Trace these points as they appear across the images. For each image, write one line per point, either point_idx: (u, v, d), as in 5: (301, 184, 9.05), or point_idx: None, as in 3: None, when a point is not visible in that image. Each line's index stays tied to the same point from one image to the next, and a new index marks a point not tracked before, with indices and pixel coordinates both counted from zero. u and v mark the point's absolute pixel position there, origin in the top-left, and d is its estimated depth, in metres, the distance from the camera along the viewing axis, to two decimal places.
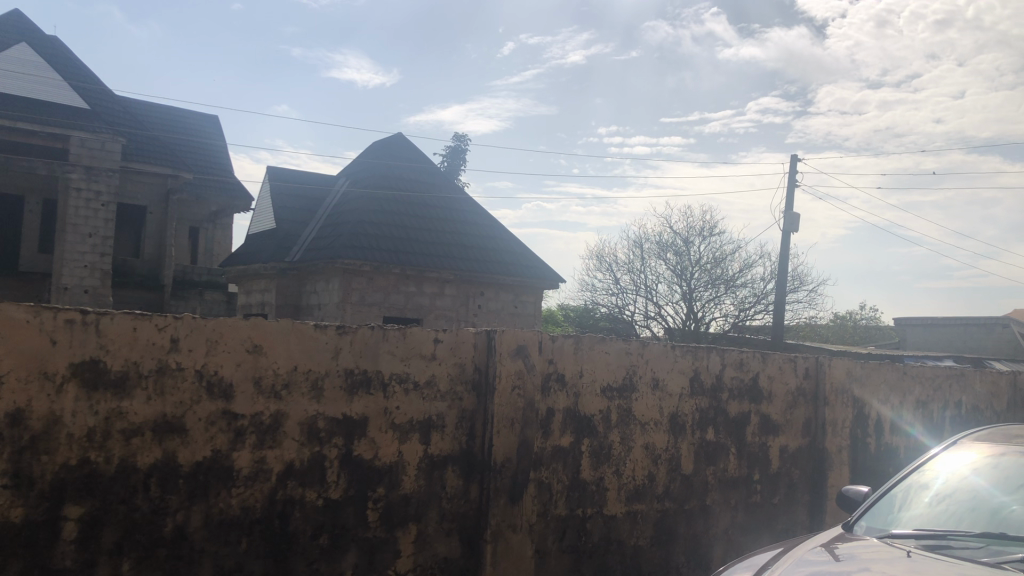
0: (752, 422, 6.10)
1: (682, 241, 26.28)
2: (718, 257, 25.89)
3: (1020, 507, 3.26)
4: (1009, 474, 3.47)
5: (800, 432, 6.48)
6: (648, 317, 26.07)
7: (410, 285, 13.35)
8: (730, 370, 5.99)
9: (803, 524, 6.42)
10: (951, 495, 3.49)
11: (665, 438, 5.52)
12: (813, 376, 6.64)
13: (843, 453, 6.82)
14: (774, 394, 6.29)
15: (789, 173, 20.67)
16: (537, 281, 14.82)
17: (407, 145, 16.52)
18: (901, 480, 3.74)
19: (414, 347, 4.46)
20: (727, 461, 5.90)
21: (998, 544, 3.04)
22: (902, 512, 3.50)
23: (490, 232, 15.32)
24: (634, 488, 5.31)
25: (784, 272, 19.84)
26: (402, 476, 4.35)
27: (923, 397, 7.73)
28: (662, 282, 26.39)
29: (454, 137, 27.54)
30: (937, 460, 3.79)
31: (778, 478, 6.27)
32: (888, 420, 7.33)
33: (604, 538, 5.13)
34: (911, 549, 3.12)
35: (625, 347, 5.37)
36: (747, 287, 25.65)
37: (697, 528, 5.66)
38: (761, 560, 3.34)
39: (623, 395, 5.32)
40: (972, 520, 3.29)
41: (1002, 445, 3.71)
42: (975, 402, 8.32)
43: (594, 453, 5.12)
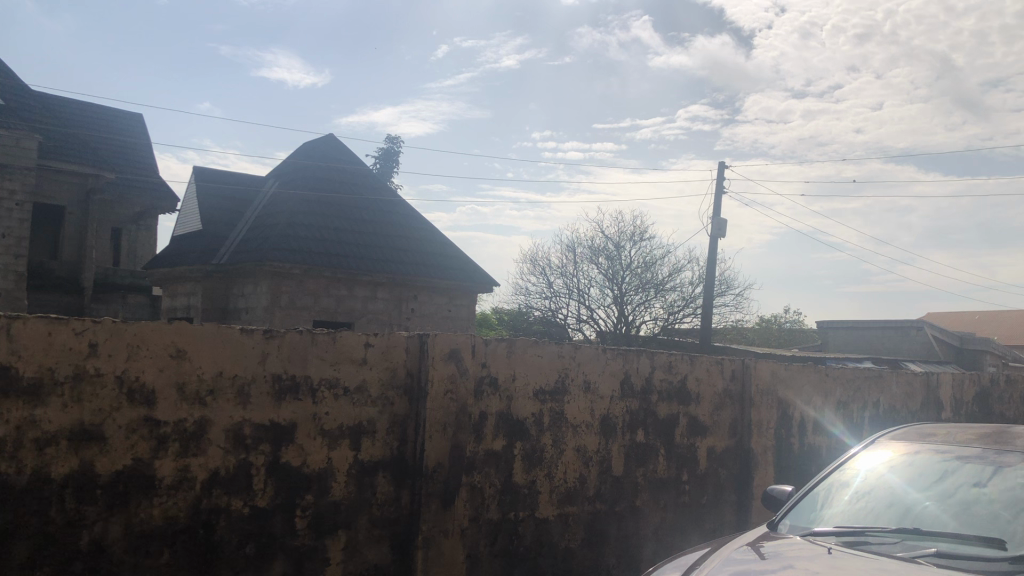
0: (681, 423, 6.20)
1: (613, 245, 26.63)
2: (649, 261, 26.33)
3: (933, 503, 3.39)
4: (922, 472, 3.60)
5: (727, 433, 6.62)
6: (580, 321, 26.34)
7: (341, 288, 13.20)
8: (659, 373, 6.08)
9: (729, 523, 6.55)
10: (869, 493, 3.60)
11: (596, 440, 5.56)
12: (740, 378, 6.78)
13: (768, 454, 7.00)
14: (702, 397, 6.40)
15: (717, 179, 21.20)
16: (470, 284, 14.81)
17: (339, 145, 16.34)
18: (822, 479, 3.86)
19: (345, 353, 4.39)
20: (657, 462, 5.98)
21: (912, 538, 3.16)
22: (824, 510, 3.61)
23: (424, 235, 15.26)
24: (566, 491, 5.34)
25: (711, 276, 20.28)
26: (331, 483, 4.28)
27: (844, 398, 7.99)
28: (594, 285, 26.68)
29: (387, 139, 27.34)
30: (856, 459, 3.91)
31: (706, 478, 6.39)
32: (811, 420, 7.54)
33: (536, 542, 5.14)
34: (832, 545, 3.22)
35: (558, 350, 5.39)
36: (676, 291, 26.14)
37: (628, 529, 5.72)
38: (689, 559, 3.39)
39: (555, 398, 5.34)
40: (889, 516, 3.40)
41: (916, 444, 3.85)
42: (892, 402, 8.63)
43: (526, 456, 5.13)
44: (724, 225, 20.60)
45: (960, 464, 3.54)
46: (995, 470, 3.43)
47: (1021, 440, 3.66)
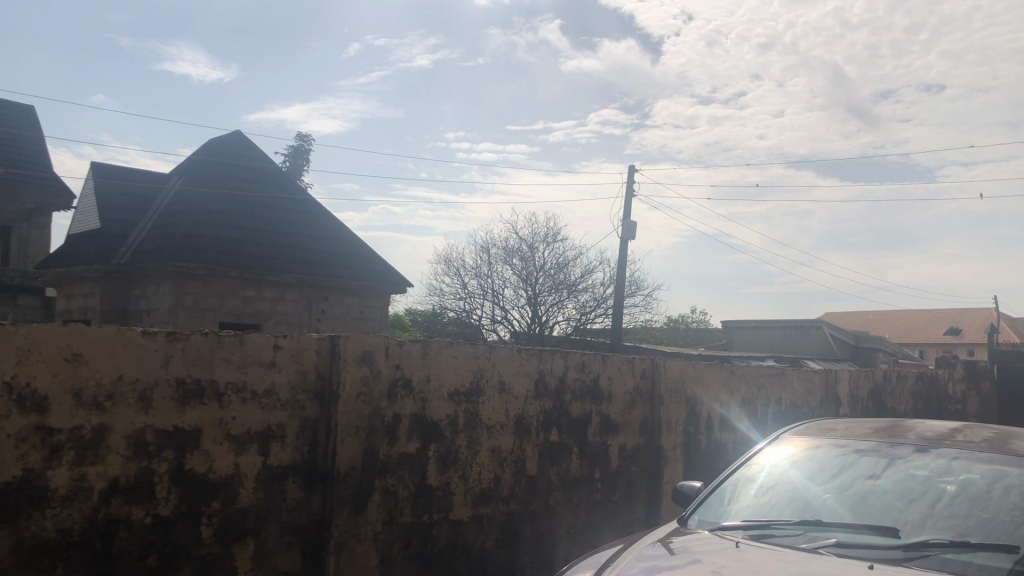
0: (593, 422, 6.27)
1: (527, 246, 26.83)
2: (561, 262, 26.63)
3: (832, 496, 3.52)
4: (822, 465, 3.74)
5: (638, 430, 6.73)
6: (494, 321, 26.42)
7: (248, 289, 12.86)
8: (572, 372, 6.14)
9: (640, 520, 6.66)
10: (773, 487, 3.72)
11: (511, 441, 5.57)
12: (649, 376, 6.91)
13: (677, 450, 7.16)
14: (613, 395, 6.49)
15: (627, 182, 21.61)
16: (382, 285, 14.64)
17: (246, 142, 15.89)
18: (730, 475, 3.96)
19: (252, 355, 4.27)
20: (570, 461, 6.03)
21: (814, 530, 3.28)
22: (731, 504, 3.71)
23: (334, 234, 14.99)
24: (480, 492, 5.33)
25: (622, 277, 20.64)
26: (239, 489, 4.15)
27: (749, 395, 8.24)
28: (508, 286, 26.80)
29: (297, 137, 26.76)
30: (762, 454, 4.04)
31: (618, 475, 6.48)
32: (718, 416, 7.74)
33: (450, 544, 5.11)
34: (739, 539, 3.31)
35: (473, 351, 5.38)
36: (588, 292, 26.53)
37: (541, 528, 5.74)
38: (603, 556, 3.42)
39: (470, 398, 5.32)
40: (793, 508, 3.52)
41: (817, 439, 4.00)
42: (793, 398, 8.95)
43: (440, 458, 5.09)
44: (634, 227, 21.01)
45: (857, 458, 3.69)
46: (889, 462, 3.60)
47: (912, 433, 3.86)
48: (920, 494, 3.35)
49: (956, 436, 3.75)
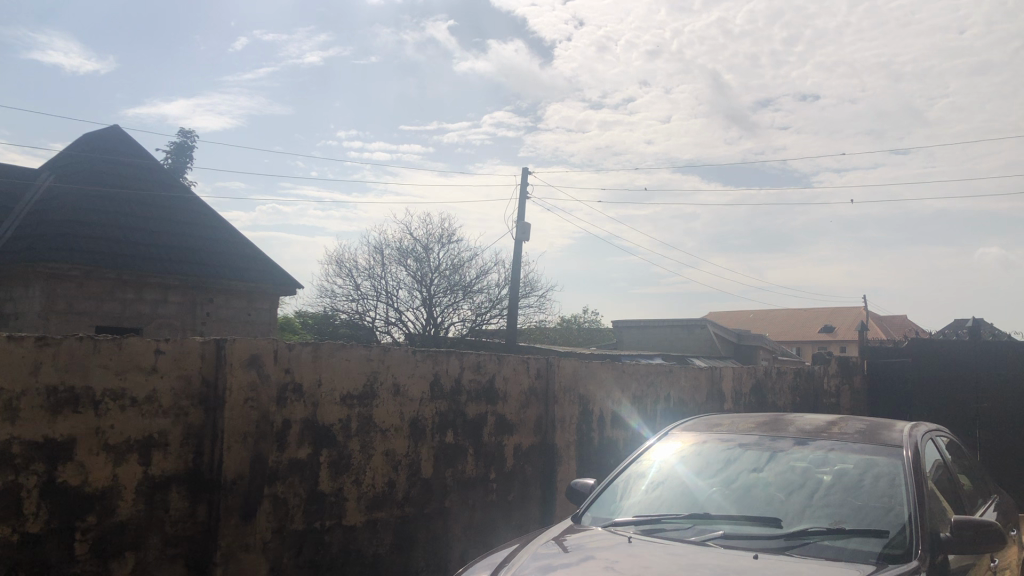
0: (489, 423, 6.27)
1: (422, 247, 26.67)
2: (456, 264, 26.60)
3: (718, 490, 3.64)
4: (708, 460, 3.86)
5: (532, 430, 6.77)
6: (388, 323, 26.16)
7: (128, 292, 12.28)
8: (468, 373, 6.12)
9: (535, 518, 6.71)
10: (663, 482, 3.82)
11: (405, 443, 5.51)
12: (544, 375, 6.96)
13: (571, 448, 7.25)
14: (509, 395, 6.52)
15: (520, 185, 21.84)
16: (270, 286, 14.24)
17: (125, 137, 15.15)
18: (622, 472, 4.04)
19: (132, 360, 4.06)
20: (465, 462, 6.01)
21: (703, 523, 3.38)
22: (623, 500, 3.79)
23: (221, 234, 14.47)
24: (374, 496, 5.24)
25: (516, 279, 20.80)
26: (117, 501, 3.94)
27: (640, 392, 8.43)
28: (402, 287, 26.59)
29: (180, 133, 25.67)
30: (652, 450, 4.13)
31: (513, 475, 6.51)
32: (610, 413, 7.88)
33: (343, 550, 5.01)
34: (631, 534, 3.38)
35: (366, 353, 5.29)
36: (483, 293, 26.61)
37: (436, 531, 5.69)
38: (499, 556, 3.42)
39: (363, 402, 5.23)
40: (681, 503, 3.62)
41: (703, 434, 4.13)
42: (681, 395, 9.23)
43: (333, 463, 4.99)
44: (528, 228, 21.20)
45: (742, 451, 3.83)
46: (771, 455, 3.75)
47: (792, 427, 4.03)
48: (800, 485, 3.51)
49: (832, 428, 3.95)
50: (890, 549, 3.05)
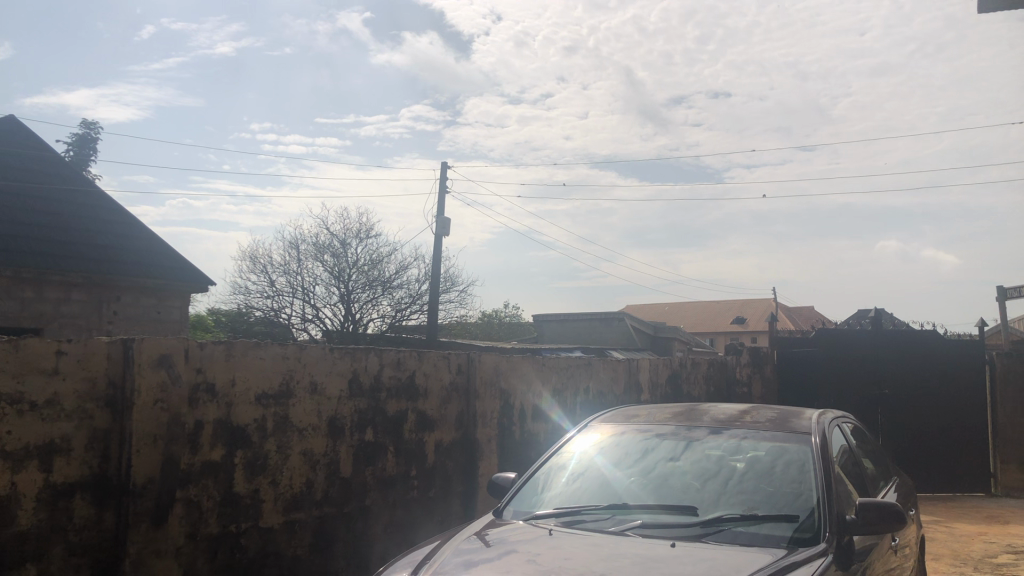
0: (409, 420, 6.22)
1: (339, 242, 26.27)
2: (375, 259, 26.31)
3: (635, 480, 3.70)
4: (625, 450, 3.92)
5: (453, 425, 6.75)
6: (304, 320, 25.70)
7: (27, 290, 11.73)
8: (387, 370, 6.05)
9: (456, 514, 6.69)
10: (582, 474, 3.87)
11: (323, 443, 5.41)
12: (465, 371, 6.94)
13: (492, 442, 7.26)
14: (429, 391, 6.47)
15: (440, 180, 21.78)
16: (181, 283, 13.81)
17: (22, 128, 14.39)
18: (542, 464, 4.07)
19: (31, 363, 3.87)
20: (385, 460, 5.94)
21: (622, 513, 3.43)
22: (544, 493, 3.82)
23: (129, 229, 13.94)
24: (291, 497, 5.13)
25: (437, 273, 20.72)
26: (16, 511, 3.76)
27: (559, 384, 8.49)
28: (319, 283, 26.15)
29: (82, 123, 24.53)
30: (572, 442, 4.18)
31: (434, 472, 6.46)
32: (530, 407, 7.91)
33: (260, 552, 4.89)
34: (552, 527, 3.40)
35: (282, 352, 5.17)
36: (402, 288, 26.42)
37: (357, 530, 5.61)
38: (421, 553, 3.40)
39: (279, 401, 5.12)
40: (601, 494, 3.67)
41: (622, 425, 4.19)
42: (600, 386, 9.35)
43: (248, 464, 4.86)
44: (448, 223, 21.14)
45: (659, 441, 3.90)
46: (687, 444, 3.83)
47: (707, 416, 4.13)
48: (715, 473, 3.60)
49: (744, 417, 4.06)
50: (800, 532, 3.16)
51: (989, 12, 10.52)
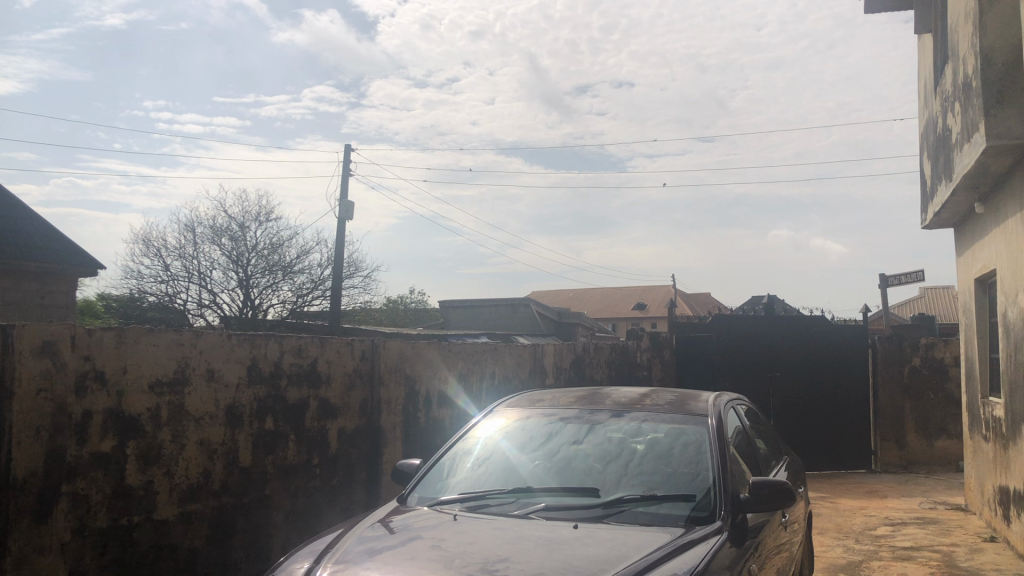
0: (311, 407, 6.09)
1: (237, 226, 25.48)
2: (275, 243, 25.65)
3: (539, 463, 3.74)
4: (529, 434, 3.96)
5: (357, 413, 6.65)
6: (201, 306, 24.86)
7: None
8: (289, 357, 5.91)
9: (360, 501, 6.61)
10: (487, 458, 3.88)
11: (221, 432, 5.25)
12: (368, 357, 6.85)
13: (396, 429, 7.20)
14: (332, 378, 6.36)
15: (344, 162, 21.41)
16: (67, 267, 13.16)
17: None
18: (447, 450, 4.07)
19: None
20: (286, 448, 5.81)
21: (526, 496, 3.47)
22: (449, 478, 3.82)
23: (9, 210, 13.16)
24: (188, 488, 4.97)
25: (340, 258, 20.38)
26: None
27: (465, 370, 8.48)
28: (216, 268, 25.32)
29: None
30: (477, 427, 4.19)
31: (337, 460, 6.37)
32: (436, 393, 7.88)
33: (154, 546, 4.72)
34: (457, 512, 3.41)
35: (177, 338, 4.98)
36: (303, 273, 25.88)
37: (257, 520, 5.48)
38: (324, 542, 3.35)
39: (174, 389, 4.93)
40: (506, 478, 3.69)
41: (526, 409, 4.23)
42: (505, 372, 9.39)
43: (141, 455, 4.68)
44: (352, 207, 20.80)
45: (563, 425, 3.96)
46: (590, 428, 3.89)
47: (609, 400, 4.22)
48: (616, 455, 3.68)
49: (644, 400, 4.16)
50: (697, 511, 3.27)
51: (875, 12, 11.04)
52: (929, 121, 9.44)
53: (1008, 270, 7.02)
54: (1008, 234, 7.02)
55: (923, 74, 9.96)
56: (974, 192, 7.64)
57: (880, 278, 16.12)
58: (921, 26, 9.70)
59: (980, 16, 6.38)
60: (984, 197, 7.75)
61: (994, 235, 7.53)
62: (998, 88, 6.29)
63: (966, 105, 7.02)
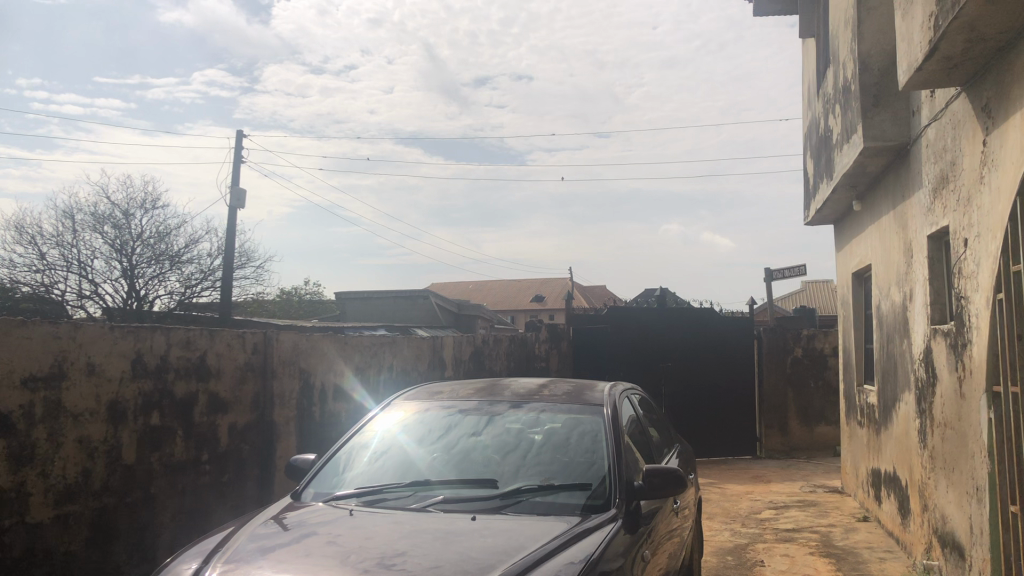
0: (200, 402, 5.88)
1: (121, 213, 24.26)
2: (162, 232, 24.57)
3: (437, 455, 3.72)
4: (426, 427, 3.94)
5: (248, 408, 6.46)
6: (81, 297, 23.57)
7: None
8: (176, 350, 5.68)
9: (252, 498, 6.42)
10: (385, 452, 3.84)
11: (103, 429, 5.00)
12: (261, 350, 6.65)
13: (290, 424, 7.02)
14: (222, 372, 6.14)
15: (235, 148, 20.71)
16: None
17: None
18: (343, 445, 4.00)
19: None
20: (173, 444, 5.58)
21: (424, 489, 3.44)
22: (345, 473, 3.75)
23: None
24: (65, 488, 4.71)
25: (231, 248, 19.72)
26: None
27: (362, 363, 8.36)
28: (98, 257, 24.05)
29: None
30: (375, 421, 4.13)
31: (227, 456, 6.16)
32: (332, 386, 7.74)
33: (27, 550, 4.47)
34: (353, 507, 3.36)
35: (53, 330, 4.72)
36: (192, 263, 24.94)
37: (142, 520, 5.25)
38: (214, 541, 3.24)
39: (50, 385, 4.68)
40: (404, 471, 3.66)
41: (425, 402, 4.20)
42: (404, 363, 9.31)
43: (12, 455, 4.42)
44: (244, 195, 20.16)
45: (462, 417, 3.95)
46: (488, 419, 3.90)
47: (507, 391, 4.24)
48: (514, 447, 3.70)
49: (542, 391, 4.21)
50: (592, 500, 3.32)
51: (763, 16, 11.47)
52: (812, 122, 9.88)
53: (881, 265, 7.43)
54: (882, 230, 7.44)
55: (807, 77, 10.41)
56: (852, 190, 8.05)
57: (765, 272, 16.79)
58: (805, 31, 10.13)
59: (859, 23, 6.74)
60: (861, 195, 8.18)
61: (870, 232, 7.96)
62: (874, 93, 6.64)
63: (846, 107, 7.39)
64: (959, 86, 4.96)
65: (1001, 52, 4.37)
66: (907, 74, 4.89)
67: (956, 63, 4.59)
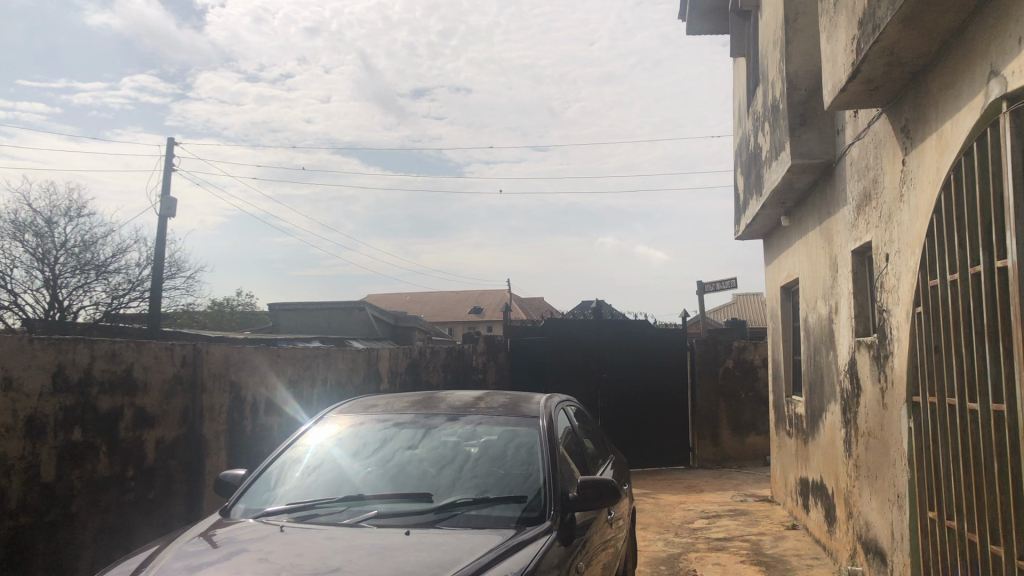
0: (126, 416, 5.70)
1: (43, 221, 23.39)
2: (88, 241, 23.77)
3: (370, 470, 3.68)
4: (360, 441, 3.89)
5: (176, 422, 6.28)
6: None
7: None
8: (100, 363, 5.50)
9: (180, 515, 6.24)
10: (318, 466, 3.78)
11: (20, 445, 4.81)
12: (190, 363, 6.49)
13: (220, 438, 6.86)
14: (149, 385, 5.97)
15: (165, 155, 20.20)
16: None
17: None
18: (274, 459, 3.92)
19: None
20: (96, 460, 5.39)
21: (357, 504, 3.40)
22: (276, 489, 3.68)
23: None
24: None
25: (161, 258, 19.21)
26: None
27: (295, 376, 8.21)
28: (18, 266, 23.11)
29: None
30: (308, 435, 4.07)
31: (154, 472, 5.97)
32: (263, 400, 7.58)
33: None
34: (284, 523, 3.30)
35: None
36: (120, 273, 24.19)
37: (61, 540, 5.05)
38: (138, 561, 3.13)
39: None
40: (337, 486, 3.60)
41: (359, 415, 4.15)
42: (338, 376, 9.18)
43: None
44: (174, 204, 19.67)
45: (397, 430, 3.92)
46: (424, 433, 3.87)
47: (443, 403, 4.22)
48: (450, 460, 3.68)
49: (478, 403, 4.20)
50: (527, 512, 3.33)
51: (696, 34, 11.74)
52: (743, 139, 10.15)
53: (809, 278, 7.65)
54: (809, 245, 7.66)
55: (738, 95, 10.67)
56: (780, 206, 8.28)
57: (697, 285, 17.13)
58: (736, 49, 10.40)
59: (787, 44, 6.97)
60: (789, 211, 8.42)
61: (797, 247, 8.20)
62: (801, 112, 6.85)
63: (775, 125, 7.61)
64: (881, 107, 5.16)
65: (917, 76, 4.57)
66: (831, 94, 5.06)
67: (877, 86, 4.77)
